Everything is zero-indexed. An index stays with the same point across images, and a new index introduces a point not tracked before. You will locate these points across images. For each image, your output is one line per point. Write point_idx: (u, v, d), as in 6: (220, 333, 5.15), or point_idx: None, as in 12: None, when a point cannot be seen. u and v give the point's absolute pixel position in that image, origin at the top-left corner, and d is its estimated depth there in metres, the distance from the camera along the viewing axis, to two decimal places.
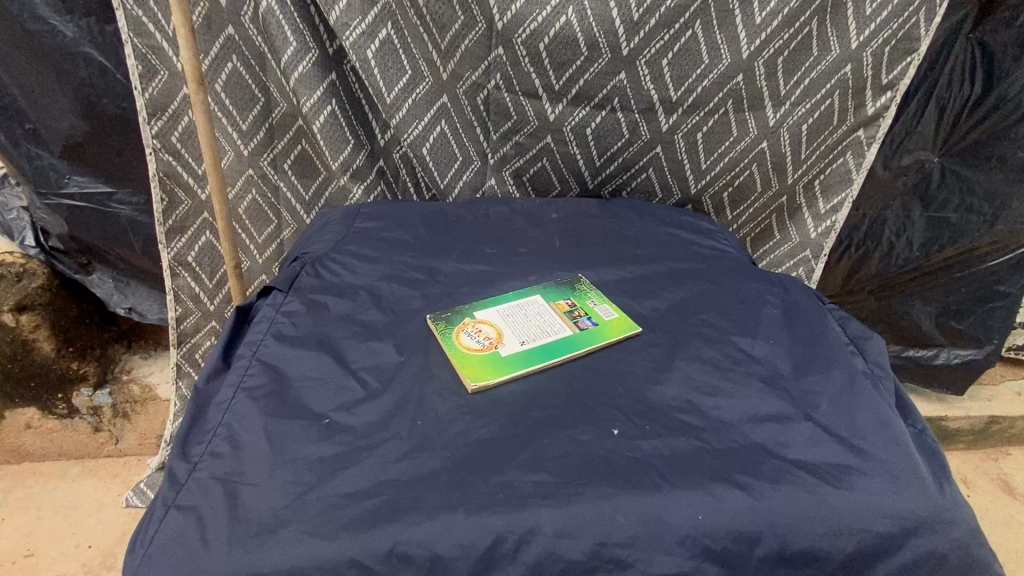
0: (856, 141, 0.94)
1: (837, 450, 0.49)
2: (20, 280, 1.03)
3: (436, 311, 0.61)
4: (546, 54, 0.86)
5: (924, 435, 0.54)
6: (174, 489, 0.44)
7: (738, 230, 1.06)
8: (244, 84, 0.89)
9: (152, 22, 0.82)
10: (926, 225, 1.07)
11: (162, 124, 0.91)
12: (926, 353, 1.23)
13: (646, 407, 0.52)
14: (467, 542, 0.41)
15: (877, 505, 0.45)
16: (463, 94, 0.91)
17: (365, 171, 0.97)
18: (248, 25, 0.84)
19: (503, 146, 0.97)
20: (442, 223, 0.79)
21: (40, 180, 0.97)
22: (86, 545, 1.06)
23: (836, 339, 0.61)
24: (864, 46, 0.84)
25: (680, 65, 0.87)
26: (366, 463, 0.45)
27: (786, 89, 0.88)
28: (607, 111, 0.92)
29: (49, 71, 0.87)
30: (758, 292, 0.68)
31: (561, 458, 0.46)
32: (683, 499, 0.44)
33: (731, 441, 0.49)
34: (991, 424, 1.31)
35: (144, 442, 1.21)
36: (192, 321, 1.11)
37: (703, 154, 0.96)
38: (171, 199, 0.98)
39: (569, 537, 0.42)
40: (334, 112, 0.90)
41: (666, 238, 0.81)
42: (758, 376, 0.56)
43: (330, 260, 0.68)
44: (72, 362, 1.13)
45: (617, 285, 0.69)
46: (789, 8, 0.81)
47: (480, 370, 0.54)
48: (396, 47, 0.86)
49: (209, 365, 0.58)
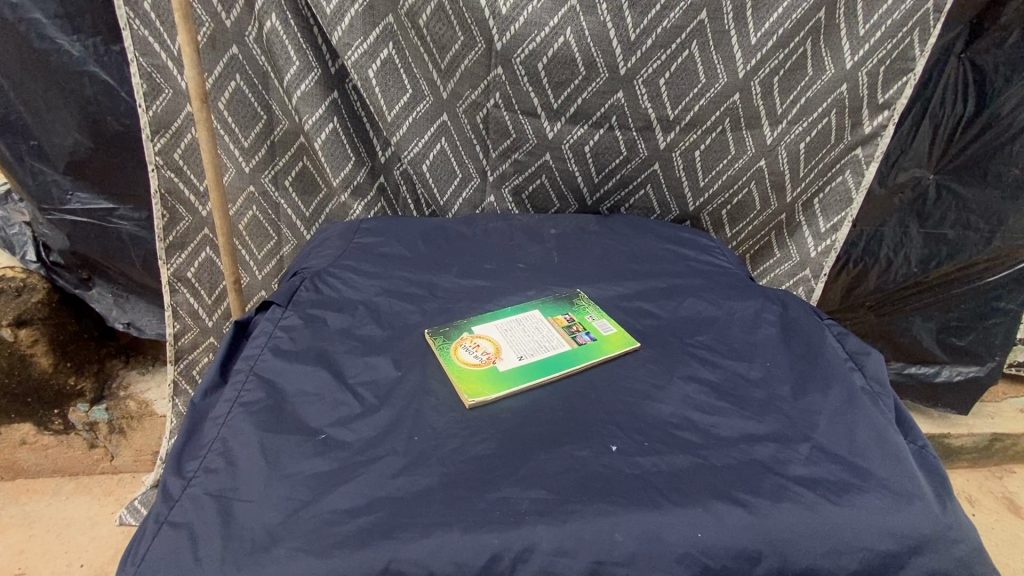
0: (854, 159, 0.94)
1: (838, 468, 0.49)
2: (20, 295, 1.03)
3: (434, 327, 0.61)
4: (545, 74, 0.87)
5: (925, 451, 0.54)
6: (168, 505, 0.44)
7: (738, 247, 1.07)
8: (247, 101, 0.90)
9: (157, 42, 0.83)
10: (924, 242, 1.07)
11: (165, 142, 0.91)
12: (927, 370, 1.22)
13: (645, 424, 0.51)
14: (463, 559, 0.40)
15: (880, 524, 0.45)
16: (462, 113, 0.92)
17: (365, 187, 0.98)
18: (251, 45, 0.86)
19: (502, 163, 0.97)
20: (442, 239, 0.80)
21: (43, 196, 0.97)
22: (79, 564, 1.04)
23: (835, 356, 0.61)
24: (859, 66, 0.85)
25: (678, 85, 0.88)
26: (361, 479, 0.45)
27: (782, 108, 0.89)
28: (605, 129, 0.93)
29: (55, 89, 0.88)
30: (756, 308, 0.68)
31: (558, 474, 0.46)
32: (683, 516, 0.43)
33: (731, 458, 0.49)
34: (994, 441, 1.30)
35: (139, 458, 1.21)
36: (190, 337, 1.11)
37: (701, 171, 0.97)
38: (172, 215, 0.98)
39: (566, 555, 0.41)
40: (336, 130, 0.92)
41: (664, 254, 0.81)
42: (758, 396, 0.56)
43: (330, 276, 0.68)
44: (68, 377, 1.13)
45: (615, 301, 0.69)
46: (783, 30, 0.82)
47: (476, 385, 0.54)
48: (397, 67, 0.87)
49: (206, 381, 0.57)
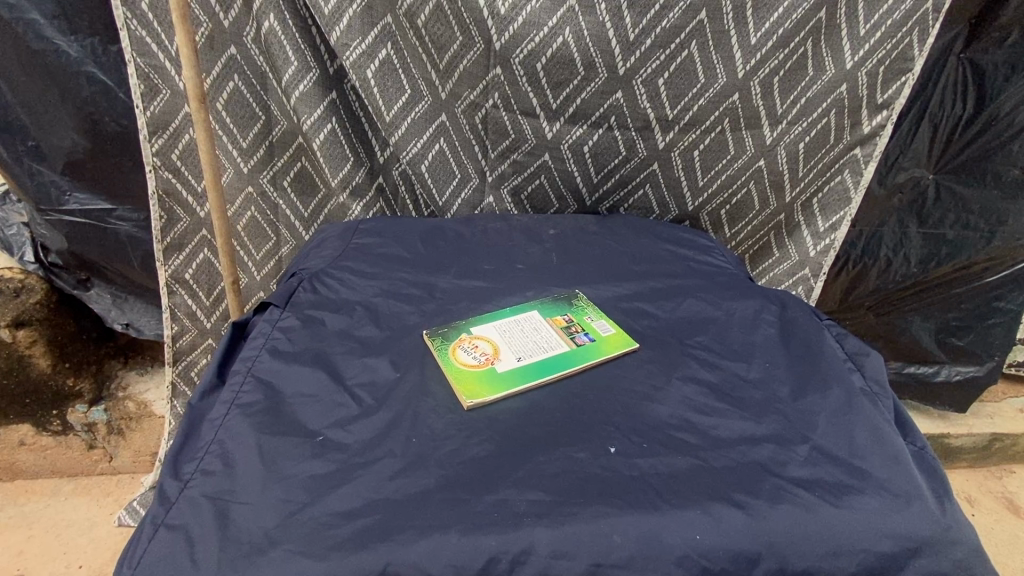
0: (853, 159, 0.94)
1: (837, 470, 0.49)
2: (18, 296, 1.03)
3: (433, 327, 0.61)
4: (544, 74, 0.87)
5: (924, 452, 0.54)
6: (165, 507, 0.44)
7: (737, 248, 1.06)
8: (245, 102, 0.90)
9: (155, 42, 0.83)
10: (923, 242, 1.07)
11: (163, 142, 0.91)
12: (926, 370, 1.22)
13: (643, 425, 0.51)
14: (460, 562, 0.40)
15: (878, 525, 0.45)
16: (462, 113, 0.92)
17: (364, 187, 0.98)
18: (249, 45, 0.86)
19: (501, 164, 0.97)
20: (441, 239, 0.80)
21: (40, 197, 0.97)
22: (77, 565, 1.04)
23: (834, 356, 0.61)
24: (858, 66, 0.85)
25: (677, 85, 0.88)
26: (359, 481, 0.45)
27: (782, 108, 0.89)
28: (605, 129, 0.92)
29: (52, 89, 0.88)
30: (755, 308, 0.68)
31: (556, 476, 0.45)
32: (681, 518, 0.43)
33: (729, 459, 0.48)
34: (993, 441, 1.30)
35: (138, 459, 1.21)
36: (189, 338, 1.11)
37: (700, 171, 0.97)
38: (170, 215, 0.98)
39: (564, 557, 0.41)
40: (334, 130, 0.91)
41: (662, 254, 0.81)
42: (757, 397, 0.56)
43: (328, 276, 0.68)
44: (67, 377, 1.13)
45: (614, 301, 0.69)
46: (783, 30, 0.82)
47: (475, 386, 0.54)
48: (396, 67, 0.87)
49: (203, 382, 0.57)
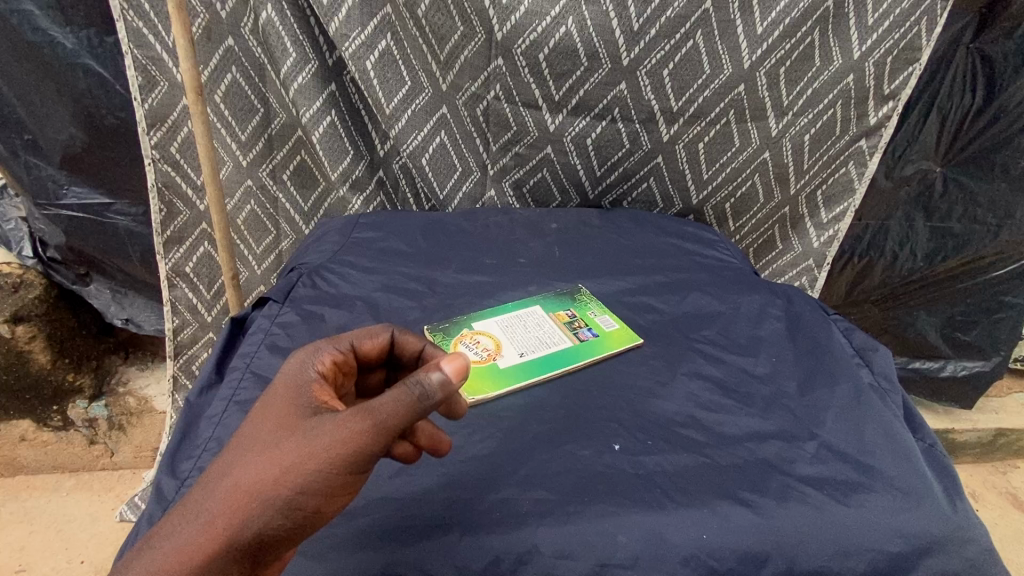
0: (859, 151, 0.93)
1: (846, 467, 0.48)
2: (17, 292, 1.02)
3: (434, 323, 0.60)
4: (546, 65, 0.85)
5: (934, 450, 0.53)
6: (162, 505, 0.43)
7: (740, 241, 1.05)
8: (244, 94, 0.89)
9: (152, 33, 0.82)
10: (930, 235, 1.06)
11: (161, 135, 0.90)
12: (932, 365, 1.21)
13: (648, 422, 0.50)
14: (461, 562, 0.39)
15: (889, 524, 0.44)
16: (462, 105, 0.90)
17: (365, 180, 0.97)
18: (248, 36, 0.84)
19: (502, 157, 0.96)
20: (442, 233, 0.79)
21: (38, 191, 0.96)
22: (79, 560, 1.04)
23: (841, 352, 0.60)
24: (865, 57, 0.84)
25: (681, 76, 0.86)
26: None
27: (788, 99, 0.88)
28: (607, 121, 0.91)
29: (49, 82, 0.87)
30: (761, 303, 0.67)
31: (559, 475, 0.45)
32: (687, 517, 0.42)
33: (736, 457, 0.47)
34: (999, 437, 1.29)
35: (139, 454, 1.20)
36: (189, 332, 1.10)
37: (704, 164, 0.95)
38: (170, 209, 0.97)
39: (568, 558, 0.40)
40: (334, 123, 0.90)
41: (666, 248, 0.80)
42: (764, 395, 0.54)
43: (328, 271, 0.67)
44: (67, 374, 1.12)
45: (617, 296, 0.68)
46: (790, 19, 0.81)
47: (476, 383, 0.53)
48: (396, 58, 0.85)
49: (202, 379, 0.57)
